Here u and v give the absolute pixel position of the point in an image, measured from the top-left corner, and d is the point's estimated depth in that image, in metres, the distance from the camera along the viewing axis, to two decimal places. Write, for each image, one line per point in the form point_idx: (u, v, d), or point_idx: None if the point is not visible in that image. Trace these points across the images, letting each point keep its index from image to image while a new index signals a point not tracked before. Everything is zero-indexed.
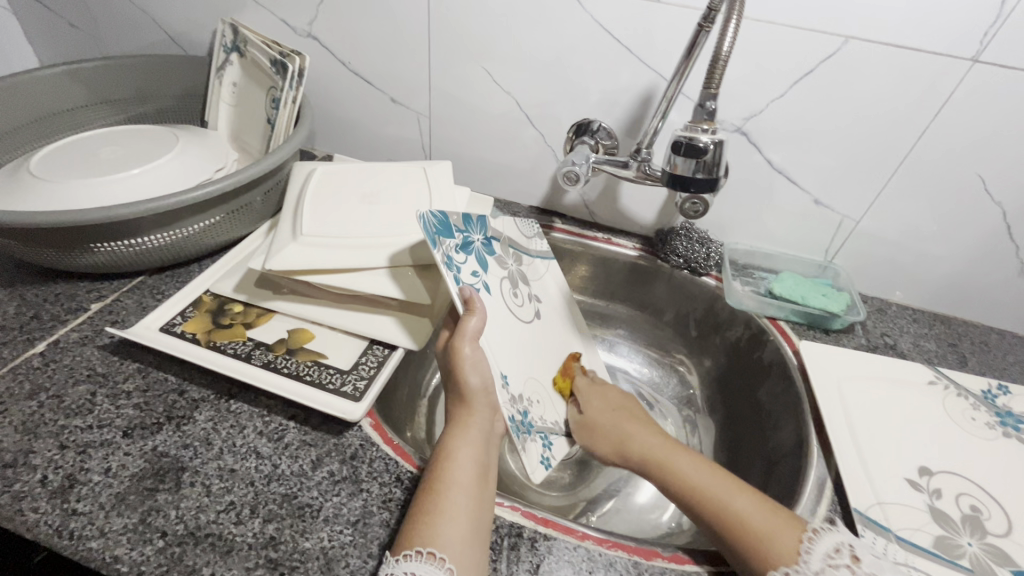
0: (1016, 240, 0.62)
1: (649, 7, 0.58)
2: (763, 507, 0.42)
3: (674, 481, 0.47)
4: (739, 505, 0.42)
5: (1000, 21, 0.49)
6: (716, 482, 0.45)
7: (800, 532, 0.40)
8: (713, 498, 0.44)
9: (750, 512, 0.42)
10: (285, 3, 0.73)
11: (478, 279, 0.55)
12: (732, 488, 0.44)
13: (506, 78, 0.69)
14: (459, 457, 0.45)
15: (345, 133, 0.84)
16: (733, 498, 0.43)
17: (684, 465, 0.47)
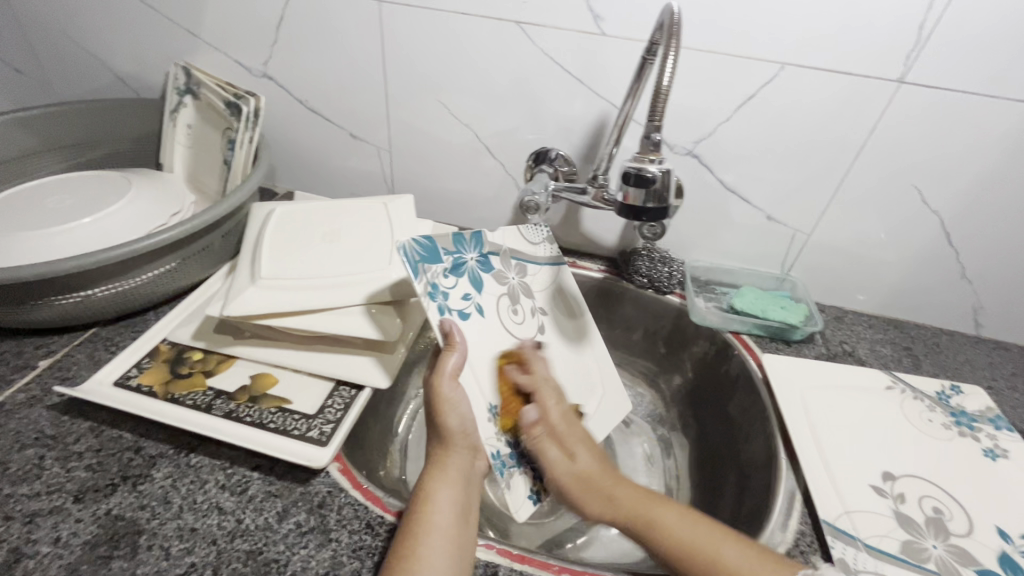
0: (956, 246, 0.65)
1: (596, 40, 0.60)
2: (749, 550, 0.42)
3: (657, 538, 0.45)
4: (708, 541, 0.43)
5: (920, 46, 0.53)
6: (670, 516, 0.45)
7: (789, 573, 0.41)
8: (672, 536, 0.44)
9: (732, 556, 0.42)
10: (238, 44, 0.73)
11: (470, 301, 0.58)
12: (693, 523, 0.45)
13: (464, 111, 0.71)
14: (436, 501, 0.44)
15: (306, 170, 0.84)
16: (690, 535, 0.44)
17: (667, 519, 0.45)
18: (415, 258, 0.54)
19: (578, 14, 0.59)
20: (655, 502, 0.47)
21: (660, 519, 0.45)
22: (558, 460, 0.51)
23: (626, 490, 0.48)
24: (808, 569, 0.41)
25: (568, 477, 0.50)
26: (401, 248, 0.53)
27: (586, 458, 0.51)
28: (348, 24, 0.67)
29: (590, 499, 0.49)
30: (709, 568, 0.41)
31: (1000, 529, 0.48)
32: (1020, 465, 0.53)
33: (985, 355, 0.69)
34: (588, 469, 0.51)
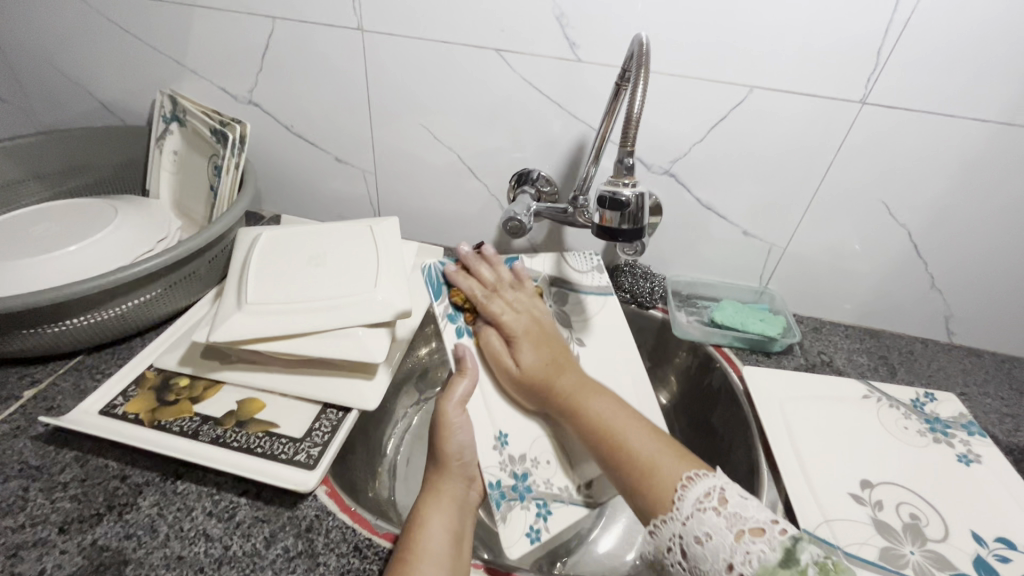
0: (924, 258, 0.67)
1: (573, 66, 0.62)
2: (659, 444, 0.47)
3: (580, 419, 0.52)
4: (625, 433, 0.49)
5: (879, 70, 0.55)
6: (601, 408, 0.52)
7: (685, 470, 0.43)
8: (601, 422, 0.51)
9: (642, 445, 0.47)
10: (224, 72, 0.74)
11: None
12: (619, 416, 0.51)
13: (447, 135, 0.72)
14: (429, 525, 0.45)
15: (293, 193, 0.85)
16: (615, 421, 0.50)
17: (594, 407, 0.52)
18: (437, 279, 0.64)
19: (555, 41, 0.61)
20: (591, 393, 0.54)
21: (586, 408, 0.52)
22: (506, 357, 0.59)
23: (567, 386, 0.55)
24: (705, 474, 0.42)
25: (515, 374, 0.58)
26: (425, 269, 0.63)
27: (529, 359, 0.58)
28: (331, 52, 0.69)
29: (529, 391, 0.57)
30: (623, 455, 0.47)
31: (975, 533, 0.49)
32: (992, 469, 0.55)
33: (958, 362, 0.71)
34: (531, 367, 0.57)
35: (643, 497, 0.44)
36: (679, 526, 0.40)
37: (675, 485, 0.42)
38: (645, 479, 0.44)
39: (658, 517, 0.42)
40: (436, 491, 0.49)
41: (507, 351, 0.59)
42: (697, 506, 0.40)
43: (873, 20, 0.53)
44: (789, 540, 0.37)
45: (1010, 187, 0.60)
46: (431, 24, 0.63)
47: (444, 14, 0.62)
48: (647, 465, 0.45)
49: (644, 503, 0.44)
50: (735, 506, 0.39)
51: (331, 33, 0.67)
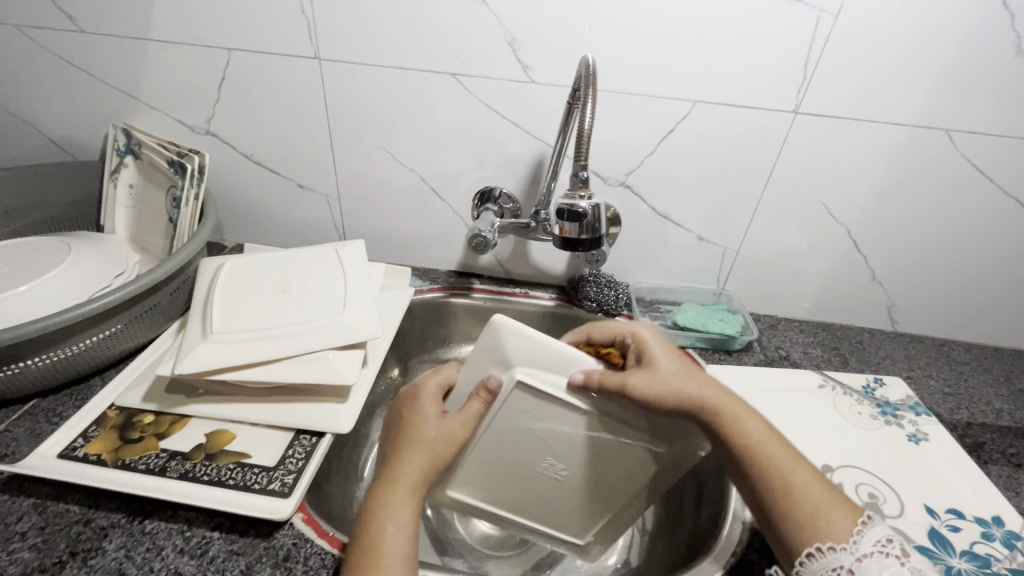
0: (863, 253, 0.72)
1: (526, 87, 0.65)
2: (823, 483, 0.44)
3: (738, 439, 0.45)
4: (781, 457, 0.45)
5: (807, 82, 0.60)
6: (753, 424, 0.46)
7: (855, 511, 0.42)
8: (743, 432, 0.45)
9: (794, 470, 0.44)
10: (180, 104, 0.74)
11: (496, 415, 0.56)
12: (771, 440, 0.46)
13: (409, 158, 0.74)
14: (392, 513, 0.43)
15: (255, 222, 0.85)
16: (773, 447, 0.45)
17: (751, 427, 0.46)
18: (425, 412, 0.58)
19: (508, 65, 0.64)
20: (747, 410, 0.47)
21: (747, 424, 0.46)
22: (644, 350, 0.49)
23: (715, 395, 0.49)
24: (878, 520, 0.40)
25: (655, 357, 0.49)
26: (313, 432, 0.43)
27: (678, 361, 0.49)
28: (290, 80, 0.69)
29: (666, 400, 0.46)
30: (778, 476, 0.43)
31: (928, 506, 0.53)
32: (939, 445, 0.59)
33: (902, 348, 0.76)
34: (693, 392, 0.47)
35: (800, 515, 0.41)
36: (852, 561, 0.38)
37: (853, 532, 0.40)
38: (820, 521, 0.41)
39: (823, 541, 0.40)
40: (396, 481, 0.45)
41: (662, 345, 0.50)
42: (880, 548, 0.39)
43: (799, 36, 0.57)
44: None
45: (932, 186, 0.65)
46: (388, 52, 0.65)
47: (400, 43, 0.64)
48: (814, 499, 0.42)
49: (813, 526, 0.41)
50: (915, 562, 0.39)
51: (289, 64, 0.68)
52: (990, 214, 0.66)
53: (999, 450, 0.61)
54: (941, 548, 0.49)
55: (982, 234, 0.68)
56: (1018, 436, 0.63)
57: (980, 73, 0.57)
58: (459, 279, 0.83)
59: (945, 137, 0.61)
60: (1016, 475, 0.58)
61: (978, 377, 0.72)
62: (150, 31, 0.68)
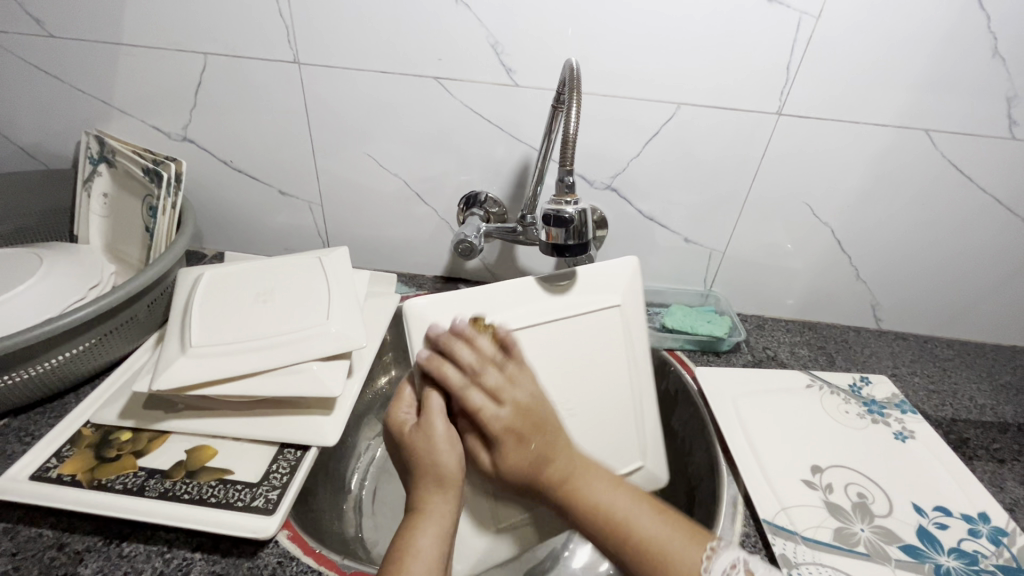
0: (847, 252, 0.73)
1: (511, 91, 0.64)
2: (669, 525, 0.43)
3: (580, 500, 0.44)
4: (630, 517, 0.43)
5: (790, 84, 0.60)
6: (598, 486, 0.45)
7: (702, 546, 0.42)
8: (584, 488, 0.45)
9: (623, 501, 0.44)
10: (155, 110, 0.72)
11: None
12: (619, 494, 0.45)
13: (392, 162, 0.73)
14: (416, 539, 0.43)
15: (236, 230, 0.83)
16: (617, 508, 0.44)
17: (593, 486, 0.45)
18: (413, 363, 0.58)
19: (491, 67, 0.63)
20: (593, 472, 0.46)
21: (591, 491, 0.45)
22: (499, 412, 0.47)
23: (563, 450, 0.46)
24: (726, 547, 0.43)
25: (518, 436, 0.46)
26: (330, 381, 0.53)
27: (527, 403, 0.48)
28: (269, 85, 0.68)
29: (525, 433, 0.46)
30: (629, 543, 0.42)
31: (916, 504, 0.53)
32: (925, 442, 0.60)
33: (886, 345, 0.77)
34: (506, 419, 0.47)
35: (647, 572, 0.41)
36: None
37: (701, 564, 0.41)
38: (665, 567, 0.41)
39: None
40: (421, 512, 0.45)
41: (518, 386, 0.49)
42: None
43: (781, 37, 0.57)
44: None
45: (913, 184, 0.66)
46: (368, 55, 0.64)
47: (381, 46, 0.63)
48: (658, 550, 0.42)
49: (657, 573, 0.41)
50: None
51: (267, 68, 0.67)
52: (969, 212, 0.67)
53: (983, 446, 0.62)
54: (929, 546, 0.49)
55: (962, 231, 0.69)
56: (1000, 431, 0.64)
57: (958, 73, 0.58)
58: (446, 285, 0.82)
59: (925, 137, 0.62)
60: (999, 470, 0.59)
61: (961, 373, 0.73)
62: (121, 34, 0.66)
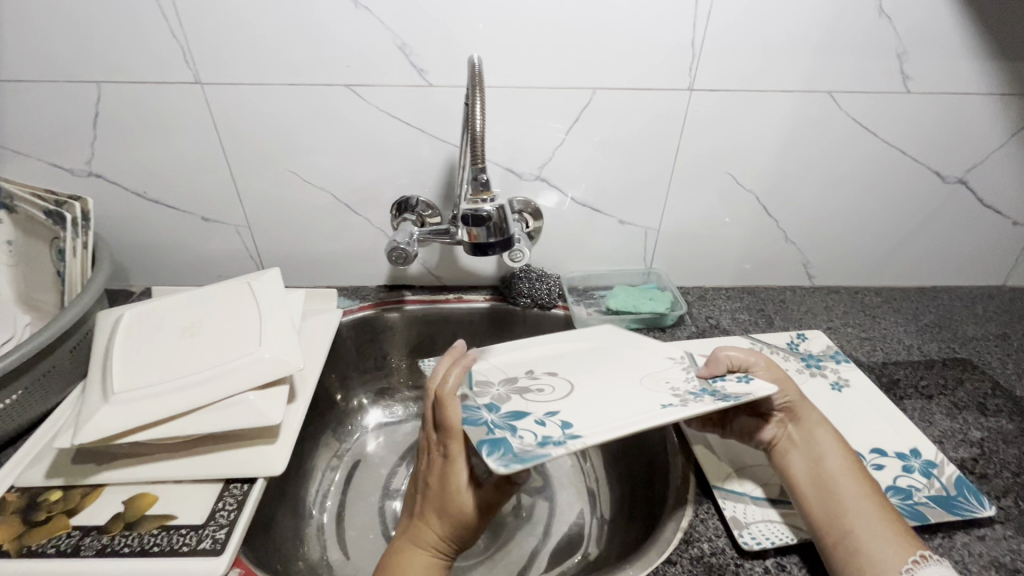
0: (774, 216, 0.75)
1: (425, 91, 0.63)
2: (882, 517, 0.45)
3: (811, 462, 0.50)
4: (843, 486, 0.48)
5: (696, 59, 0.61)
6: (838, 464, 0.49)
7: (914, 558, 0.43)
8: (818, 451, 0.51)
9: (857, 492, 0.47)
10: (53, 146, 0.67)
11: (546, 422, 0.45)
12: (850, 476, 0.48)
13: (317, 175, 0.71)
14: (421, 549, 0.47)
15: (162, 263, 0.79)
16: (842, 483, 0.48)
17: (831, 457, 0.50)
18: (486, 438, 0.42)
19: (402, 70, 0.62)
20: (840, 452, 0.51)
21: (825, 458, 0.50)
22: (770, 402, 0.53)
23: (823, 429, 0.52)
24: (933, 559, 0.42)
25: (792, 414, 0.53)
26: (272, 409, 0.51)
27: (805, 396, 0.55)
28: (175, 109, 0.65)
29: (798, 407, 0.53)
30: (839, 502, 0.47)
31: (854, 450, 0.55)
32: (858, 389, 0.63)
33: (821, 301, 0.80)
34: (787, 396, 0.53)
35: (847, 563, 0.44)
36: None
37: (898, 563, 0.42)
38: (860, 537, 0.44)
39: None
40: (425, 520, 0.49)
41: (778, 384, 0.53)
42: None
43: (682, 15, 0.58)
44: None
45: (825, 145, 0.68)
46: (273, 69, 0.62)
47: (284, 55, 0.61)
48: (862, 534, 0.44)
49: (852, 533, 0.45)
50: None
51: (171, 92, 0.64)
52: (880, 165, 0.70)
53: (912, 385, 0.65)
54: None
55: (875, 185, 0.72)
56: (927, 368, 0.68)
57: (848, 34, 0.60)
58: (390, 293, 0.80)
59: (829, 99, 0.65)
60: (928, 406, 0.63)
61: (890, 319, 0.77)
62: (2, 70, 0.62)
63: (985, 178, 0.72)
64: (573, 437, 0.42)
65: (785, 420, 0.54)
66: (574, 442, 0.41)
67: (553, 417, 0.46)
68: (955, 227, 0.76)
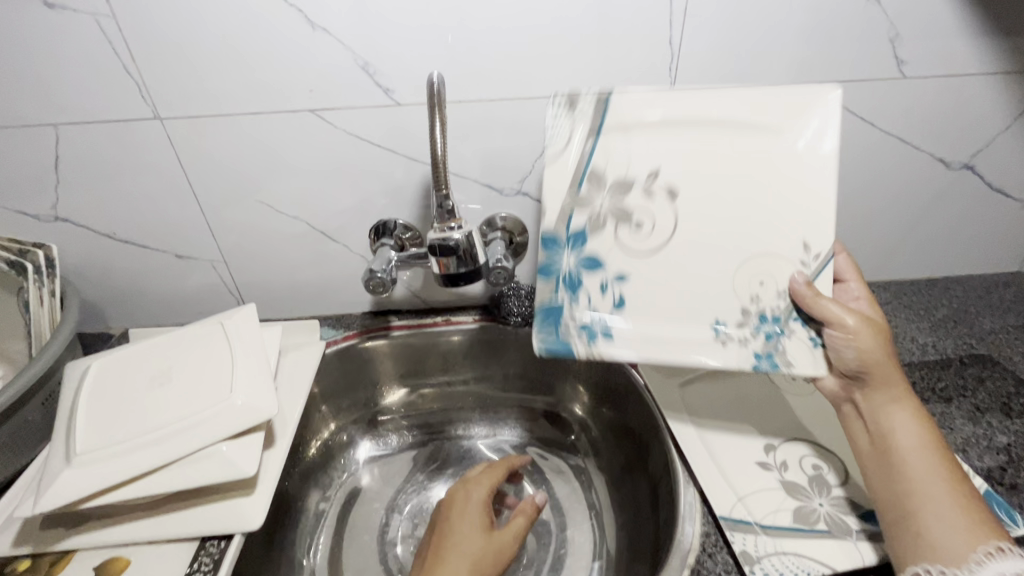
0: None
1: (394, 111, 0.60)
2: (955, 497, 0.42)
3: (880, 433, 0.47)
4: (915, 464, 0.45)
5: (676, 56, 0.58)
6: (911, 437, 0.46)
7: (985, 543, 0.40)
8: (888, 422, 0.47)
9: (925, 470, 0.44)
10: (15, 192, 0.65)
11: (608, 292, 0.56)
12: (922, 451, 0.45)
13: (289, 204, 0.68)
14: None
15: (140, 304, 0.77)
16: (912, 457, 0.45)
17: (903, 429, 0.46)
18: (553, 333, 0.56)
19: (366, 91, 0.59)
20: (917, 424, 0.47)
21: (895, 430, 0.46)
22: (842, 363, 0.50)
23: (900, 394, 0.48)
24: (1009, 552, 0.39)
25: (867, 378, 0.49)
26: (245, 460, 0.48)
27: (889, 352, 0.49)
28: (138, 147, 0.63)
29: (874, 373, 0.48)
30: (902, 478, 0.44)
31: None
32: None
33: None
34: (860, 356, 0.49)
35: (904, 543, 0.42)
36: None
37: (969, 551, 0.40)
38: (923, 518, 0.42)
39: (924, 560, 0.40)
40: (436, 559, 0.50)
41: (852, 343, 0.49)
42: None
43: (656, 14, 0.55)
44: None
45: None
46: (234, 99, 0.59)
47: (244, 84, 0.58)
48: (925, 512, 0.42)
49: (912, 512, 0.43)
50: None
51: (131, 130, 0.61)
52: (880, 155, 0.66)
53: (930, 388, 0.61)
54: None
55: (876, 177, 0.68)
56: (944, 368, 0.64)
57: (835, 22, 0.57)
58: (376, 319, 0.77)
59: None
60: (948, 411, 0.59)
61: (901, 315, 0.73)
62: None
63: (992, 161, 0.68)
64: (606, 334, 0.55)
65: (856, 383, 0.50)
66: (603, 340, 0.55)
67: (616, 284, 0.56)
68: (964, 214, 0.72)
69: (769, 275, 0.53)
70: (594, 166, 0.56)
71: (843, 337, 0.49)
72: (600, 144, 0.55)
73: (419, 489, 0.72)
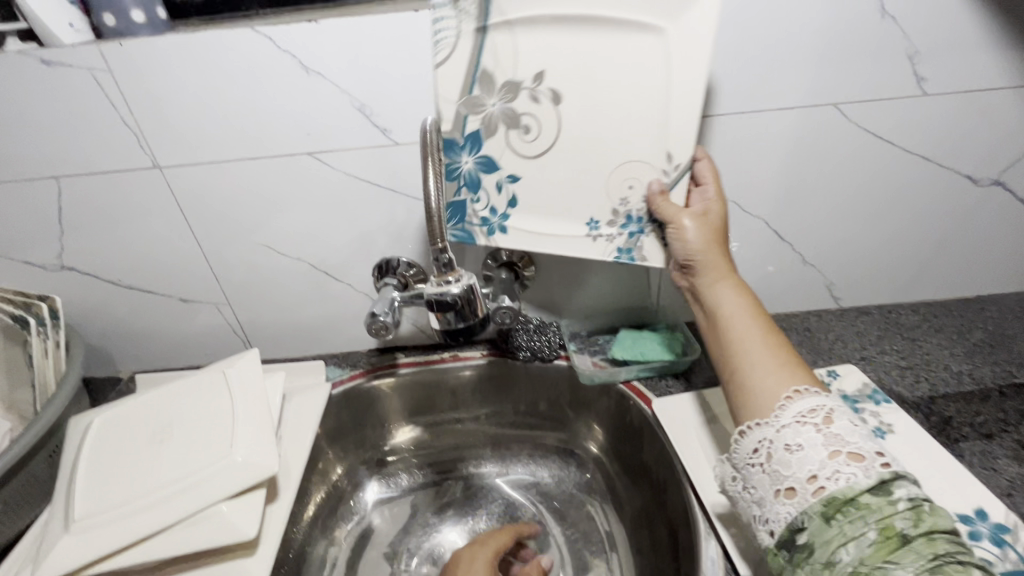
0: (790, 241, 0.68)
1: (392, 151, 0.59)
2: (771, 356, 0.45)
3: (710, 312, 0.50)
4: (737, 340, 0.47)
5: None
6: (734, 310, 0.48)
7: (790, 387, 0.43)
8: (714, 301, 0.50)
9: (745, 336, 0.47)
10: (19, 243, 0.65)
11: (503, 192, 0.57)
12: (741, 319, 0.48)
13: (290, 245, 0.67)
14: None
15: (146, 348, 0.77)
16: (733, 329, 0.47)
17: (725, 303, 0.49)
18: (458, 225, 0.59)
19: (363, 132, 0.58)
20: (740, 295, 0.49)
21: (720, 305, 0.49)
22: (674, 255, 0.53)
23: (724, 270, 0.50)
24: (811, 394, 0.42)
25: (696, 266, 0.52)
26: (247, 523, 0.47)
27: (717, 243, 0.51)
28: (136, 194, 0.62)
29: (700, 260, 0.51)
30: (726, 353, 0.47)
31: None
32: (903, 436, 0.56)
33: (852, 325, 0.72)
34: (688, 248, 0.51)
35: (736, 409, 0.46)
36: (772, 434, 0.41)
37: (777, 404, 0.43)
38: (746, 384, 0.45)
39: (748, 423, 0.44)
40: None
41: (680, 239, 0.52)
42: (800, 419, 0.41)
43: None
44: (888, 473, 0.38)
45: (836, 159, 0.62)
46: (231, 145, 0.59)
47: (240, 130, 0.58)
48: (746, 379, 0.45)
49: (739, 384, 0.46)
50: (840, 429, 0.40)
51: (130, 178, 0.61)
52: (902, 174, 0.63)
53: (967, 423, 0.58)
54: None
55: (898, 197, 0.65)
56: (982, 400, 0.60)
57: (846, 41, 0.54)
58: (383, 356, 0.76)
59: (834, 113, 0.58)
60: (988, 449, 0.55)
61: (932, 340, 0.69)
62: None
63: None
64: (500, 229, 0.58)
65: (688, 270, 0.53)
66: (499, 234, 0.58)
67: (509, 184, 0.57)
68: (996, 231, 0.68)
69: (635, 181, 0.54)
70: (482, 68, 0.53)
71: (676, 233, 0.52)
72: (489, 41, 0.52)
73: (430, 531, 0.70)
